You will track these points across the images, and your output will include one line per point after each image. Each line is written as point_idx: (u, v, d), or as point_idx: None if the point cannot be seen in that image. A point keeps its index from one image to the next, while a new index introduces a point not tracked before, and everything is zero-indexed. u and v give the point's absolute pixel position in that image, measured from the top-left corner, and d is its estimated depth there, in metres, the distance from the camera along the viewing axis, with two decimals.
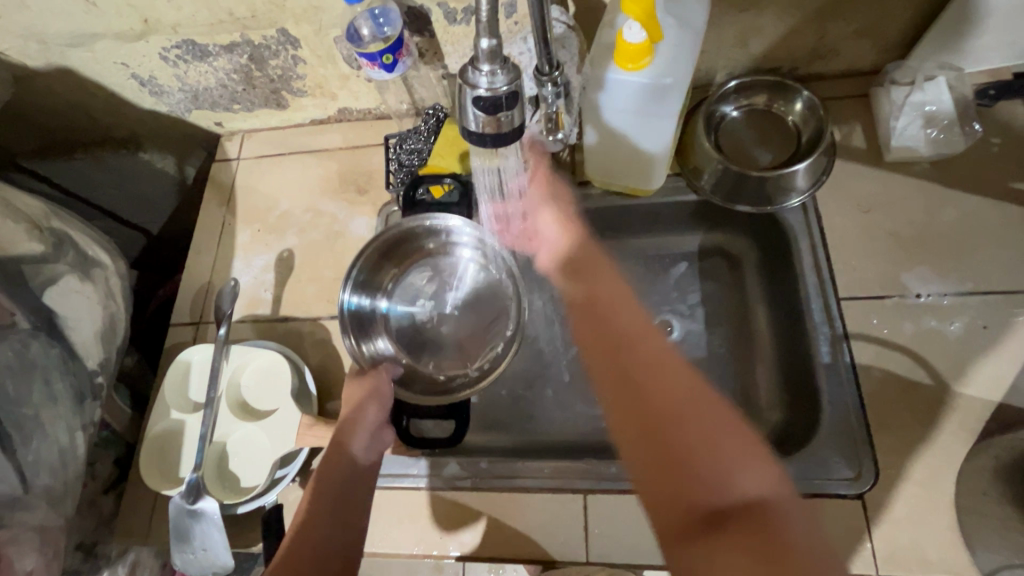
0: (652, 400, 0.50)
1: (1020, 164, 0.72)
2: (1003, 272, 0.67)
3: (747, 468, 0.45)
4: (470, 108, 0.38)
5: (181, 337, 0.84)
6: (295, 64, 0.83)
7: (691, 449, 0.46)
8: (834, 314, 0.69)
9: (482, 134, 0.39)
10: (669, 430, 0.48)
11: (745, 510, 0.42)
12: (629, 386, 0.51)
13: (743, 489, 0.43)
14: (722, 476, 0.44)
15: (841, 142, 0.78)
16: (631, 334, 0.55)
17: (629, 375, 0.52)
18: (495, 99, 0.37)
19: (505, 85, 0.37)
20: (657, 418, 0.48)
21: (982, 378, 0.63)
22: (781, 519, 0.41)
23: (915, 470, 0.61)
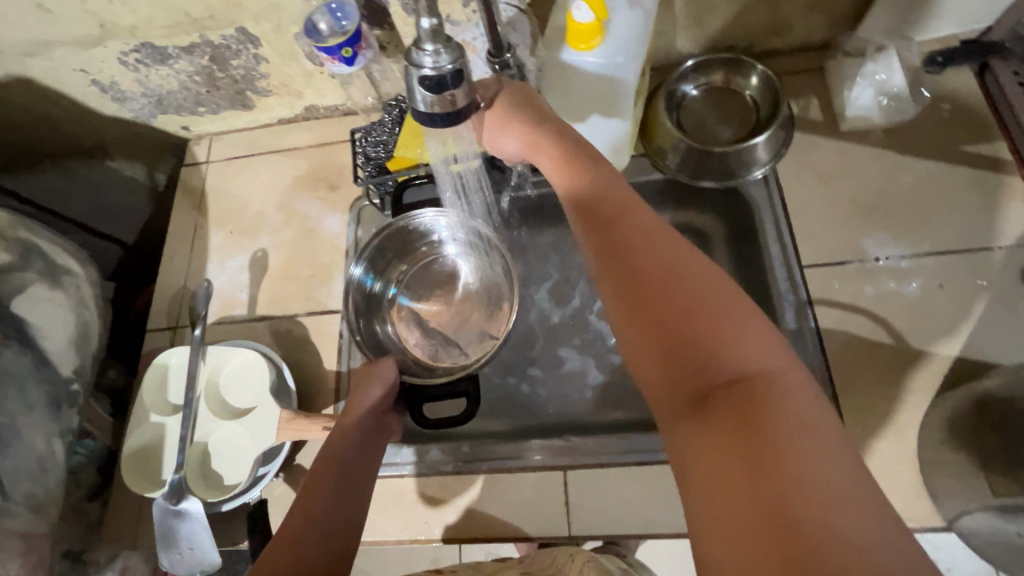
0: (645, 271, 0.40)
1: (970, 128, 0.74)
2: (956, 231, 0.70)
3: (755, 341, 0.35)
4: (416, 88, 0.39)
5: (158, 342, 0.84)
6: (258, 63, 0.83)
7: (688, 323, 0.36)
8: (798, 282, 0.71)
9: (432, 114, 0.40)
10: (659, 305, 0.38)
11: (746, 387, 0.33)
12: (619, 256, 0.41)
13: (746, 363, 0.34)
14: (719, 353, 0.35)
15: (799, 115, 0.79)
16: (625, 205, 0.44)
17: (619, 247, 0.42)
18: (439, 78, 0.38)
19: (449, 63, 0.38)
20: (648, 298, 0.38)
21: (940, 335, 0.66)
22: (793, 412, 0.32)
23: (879, 427, 0.63)
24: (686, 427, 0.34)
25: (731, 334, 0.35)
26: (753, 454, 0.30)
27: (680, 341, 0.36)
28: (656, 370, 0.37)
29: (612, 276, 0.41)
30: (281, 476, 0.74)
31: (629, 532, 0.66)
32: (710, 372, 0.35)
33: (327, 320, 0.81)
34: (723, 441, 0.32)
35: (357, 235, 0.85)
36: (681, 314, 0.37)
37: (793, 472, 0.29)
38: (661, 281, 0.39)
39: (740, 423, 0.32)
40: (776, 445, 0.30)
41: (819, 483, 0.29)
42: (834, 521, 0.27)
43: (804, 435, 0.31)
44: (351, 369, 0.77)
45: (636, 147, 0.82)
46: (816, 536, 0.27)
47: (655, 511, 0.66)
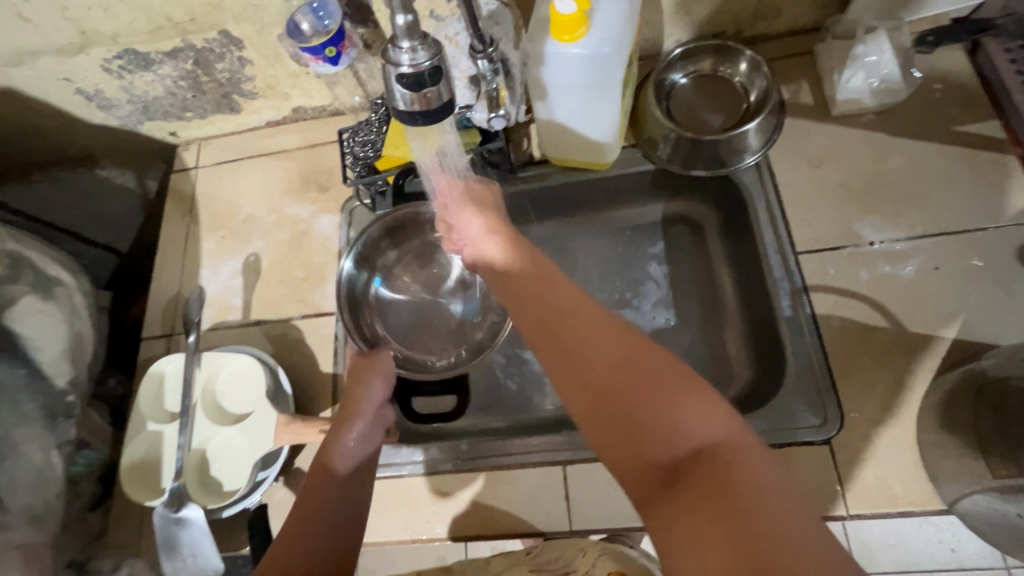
0: (595, 361, 0.42)
1: (962, 107, 0.74)
2: (951, 213, 0.69)
3: (700, 412, 0.38)
4: (395, 86, 0.38)
5: (153, 351, 0.84)
6: (242, 66, 0.82)
7: (648, 409, 0.39)
8: (793, 269, 0.70)
9: (412, 112, 0.40)
10: (615, 396, 0.40)
11: (702, 461, 0.36)
12: (569, 351, 0.43)
13: (696, 437, 0.37)
14: (673, 430, 0.38)
15: (789, 100, 0.79)
16: (564, 294, 0.47)
17: (568, 339, 0.44)
18: (418, 75, 0.38)
19: (427, 60, 0.38)
20: (603, 388, 0.41)
21: (936, 317, 0.65)
22: (753, 476, 0.35)
23: (878, 412, 0.63)
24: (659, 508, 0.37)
25: (681, 409, 0.38)
26: (726, 526, 0.33)
27: (637, 428, 0.39)
28: (623, 462, 0.39)
29: (566, 375, 0.43)
30: (280, 480, 0.74)
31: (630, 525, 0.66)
32: (669, 452, 0.38)
33: (322, 323, 0.81)
34: (693, 519, 0.34)
35: (350, 235, 0.85)
36: (635, 400, 0.39)
37: (770, 540, 0.32)
38: (611, 368, 0.41)
39: (708, 500, 0.34)
40: (746, 511, 0.33)
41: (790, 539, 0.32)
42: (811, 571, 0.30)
43: (767, 501, 0.33)
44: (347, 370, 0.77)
45: (627, 138, 0.81)
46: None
47: None
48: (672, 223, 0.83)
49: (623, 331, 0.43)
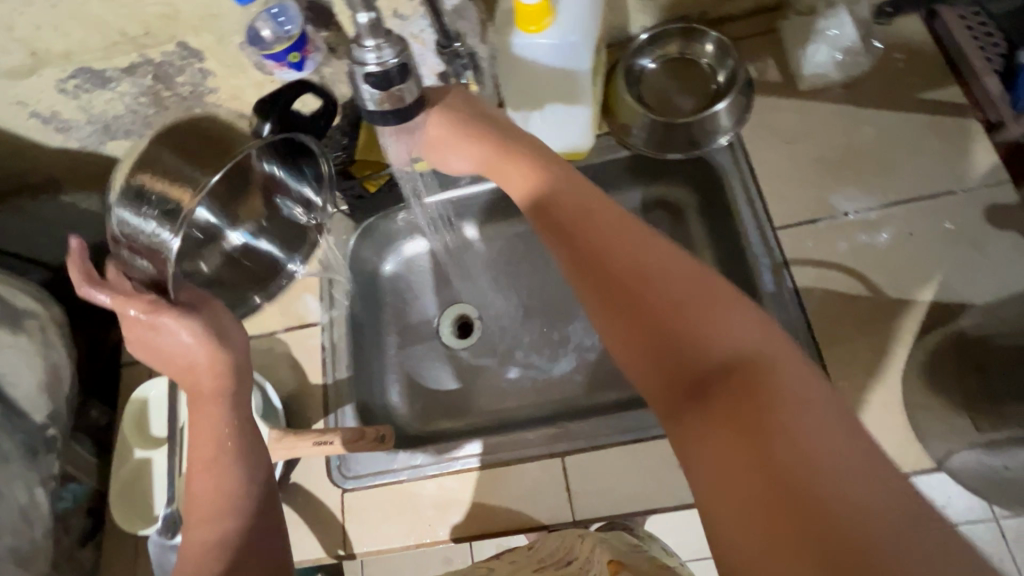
0: (633, 272, 0.44)
1: (923, 75, 0.75)
2: (921, 178, 0.71)
3: (739, 321, 0.40)
4: (363, 85, 0.38)
5: (135, 377, 0.82)
6: (204, 78, 0.80)
7: (685, 316, 0.41)
8: (772, 244, 0.71)
9: (382, 111, 0.40)
10: (651, 302, 0.43)
11: (736, 364, 0.38)
12: (605, 264, 0.46)
13: (733, 345, 0.39)
14: (708, 335, 0.40)
15: (757, 79, 0.80)
16: (602, 211, 0.49)
17: (605, 253, 0.46)
18: (385, 73, 0.37)
19: (393, 57, 0.37)
20: (643, 294, 0.43)
21: (915, 282, 0.67)
22: (787, 383, 0.36)
23: (867, 379, 0.64)
24: (687, 408, 0.39)
25: (719, 320, 0.40)
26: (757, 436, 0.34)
27: (675, 336, 0.41)
28: (662, 370, 0.41)
29: (601, 283, 0.46)
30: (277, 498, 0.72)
31: (632, 509, 0.66)
32: (708, 356, 0.40)
33: (308, 334, 0.79)
34: (721, 415, 0.37)
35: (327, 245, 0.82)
36: (672, 306, 0.42)
37: (793, 443, 0.33)
38: (651, 279, 0.44)
39: (741, 402, 0.36)
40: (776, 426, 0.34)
41: (821, 459, 0.32)
42: (828, 489, 0.31)
43: (797, 402, 0.35)
44: (337, 379, 0.76)
45: (600, 125, 0.81)
46: (813, 484, 0.32)
47: (654, 485, 0.66)
48: (652, 209, 0.84)
49: (676, 260, 0.44)
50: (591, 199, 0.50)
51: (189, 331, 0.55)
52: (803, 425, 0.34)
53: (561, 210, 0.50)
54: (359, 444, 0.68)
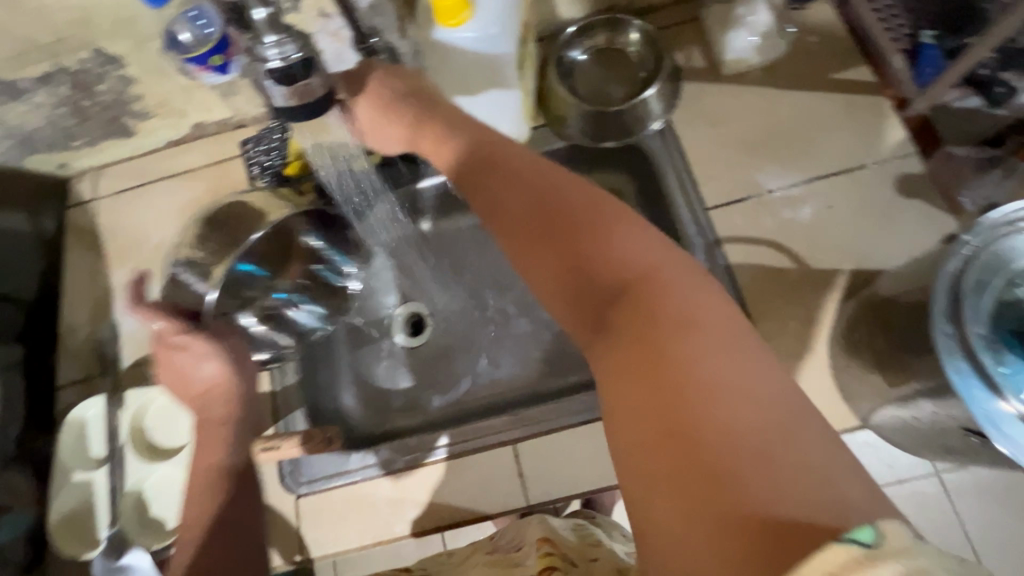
0: (539, 207, 0.43)
1: (835, 56, 0.79)
2: (838, 153, 0.75)
3: (636, 245, 0.39)
4: (267, 81, 0.42)
5: (74, 398, 0.79)
6: (127, 85, 0.77)
7: (585, 246, 0.40)
8: (705, 224, 0.74)
9: (291, 107, 0.43)
10: (556, 237, 0.42)
11: (633, 288, 0.38)
12: (512, 203, 0.45)
13: (632, 270, 0.38)
14: (610, 262, 0.39)
15: (684, 66, 0.82)
16: (511, 151, 0.48)
17: (511, 191, 0.45)
18: (287, 68, 0.41)
19: (296, 53, 0.41)
20: (549, 229, 0.42)
21: (835, 252, 0.71)
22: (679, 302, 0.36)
23: (795, 346, 0.68)
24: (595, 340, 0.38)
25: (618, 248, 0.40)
26: (657, 367, 0.34)
27: (579, 268, 0.40)
28: (575, 309, 0.40)
29: (512, 224, 0.44)
30: None
31: (582, 489, 0.69)
32: (610, 285, 0.39)
33: None
34: (621, 341, 0.36)
35: None
36: (574, 238, 0.41)
37: (680, 360, 0.33)
38: (554, 212, 0.42)
39: (636, 328, 0.36)
40: (674, 356, 0.34)
41: (702, 371, 0.32)
42: (711, 399, 0.32)
43: (685, 319, 0.35)
44: (286, 385, 0.77)
45: (536, 118, 0.83)
46: (699, 398, 0.32)
47: (605, 463, 0.68)
48: None
49: (585, 190, 0.43)
50: (508, 148, 0.49)
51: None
52: (686, 342, 0.34)
53: (474, 152, 0.49)
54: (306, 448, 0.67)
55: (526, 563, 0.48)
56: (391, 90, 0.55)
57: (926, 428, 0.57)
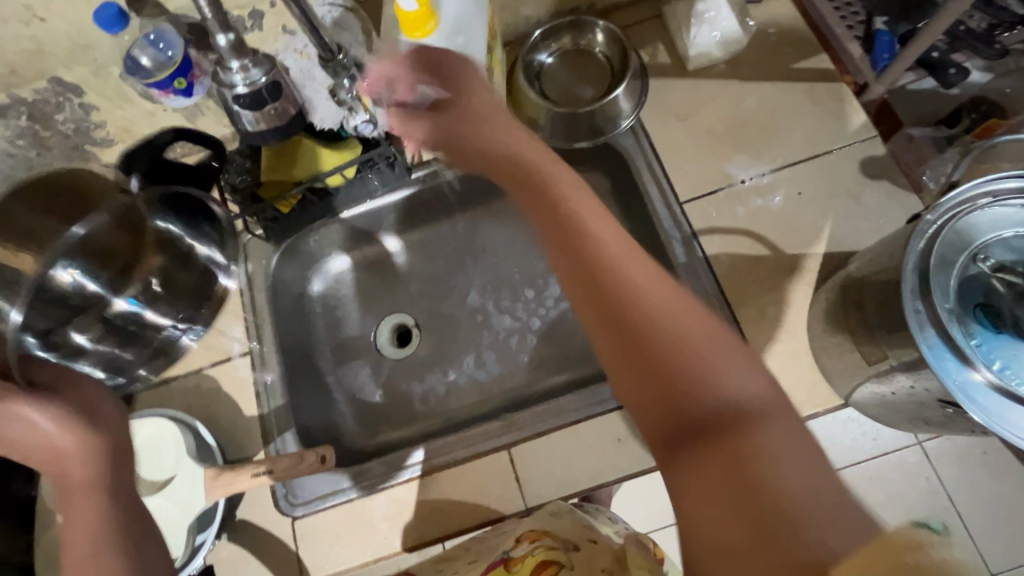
0: (643, 305, 0.41)
1: (795, 45, 0.81)
2: (803, 141, 0.77)
3: (733, 362, 0.39)
4: (235, 106, 0.50)
5: None
6: (87, 113, 0.76)
7: (683, 354, 0.39)
8: (680, 217, 0.76)
9: (263, 125, 0.52)
10: (646, 336, 0.40)
11: (723, 405, 0.37)
12: (604, 291, 0.43)
13: (726, 388, 0.38)
14: (705, 374, 0.38)
15: (649, 63, 0.84)
16: (613, 238, 0.45)
17: (608, 280, 0.43)
18: (259, 92, 0.49)
19: (263, 77, 0.48)
20: (640, 328, 0.41)
21: (808, 237, 0.72)
22: (765, 423, 0.35)
23: (775, 331, 0.69)
24: (671, 448, 0.37)
25: (712, 362, 0.39)
26: (730, 452, 0.34)
27: (667, 371, 0.39)
28: (645, 392, 0.39)
29: (598, 313, 0.43)
30: (223, 538, 0.70)
31: (576, 489, 0.68)
32: (703, 396, 0.38)
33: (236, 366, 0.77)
34: (703, 452, 0.35)
35: (247, 269, 0.80)
36: (667, 343, 0.40)
37: (767, 475, 0.33)
38: (649, 312, 0.41)
39: (722, 438, 0.35)
40: (748, 445, 0.34)
41: (782, 484, 0.32)
42: (784, 506, 0.32)
43: (773, 442, 0.34)
44: (273, 409, 0.74)
45: None
46: (782, 518, 0.31)
47: (597, 461, 0.69)
48: None
49: (684, 298, 0.42)
50: (602, 229, 0.46)
51: (49, 416, 0.49)
52: (776, 463, 0.33)
53: (560, 223, 0.46)
54: (299, 468, 0.67)
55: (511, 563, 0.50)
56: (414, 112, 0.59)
57: (904, 400, 0.59)
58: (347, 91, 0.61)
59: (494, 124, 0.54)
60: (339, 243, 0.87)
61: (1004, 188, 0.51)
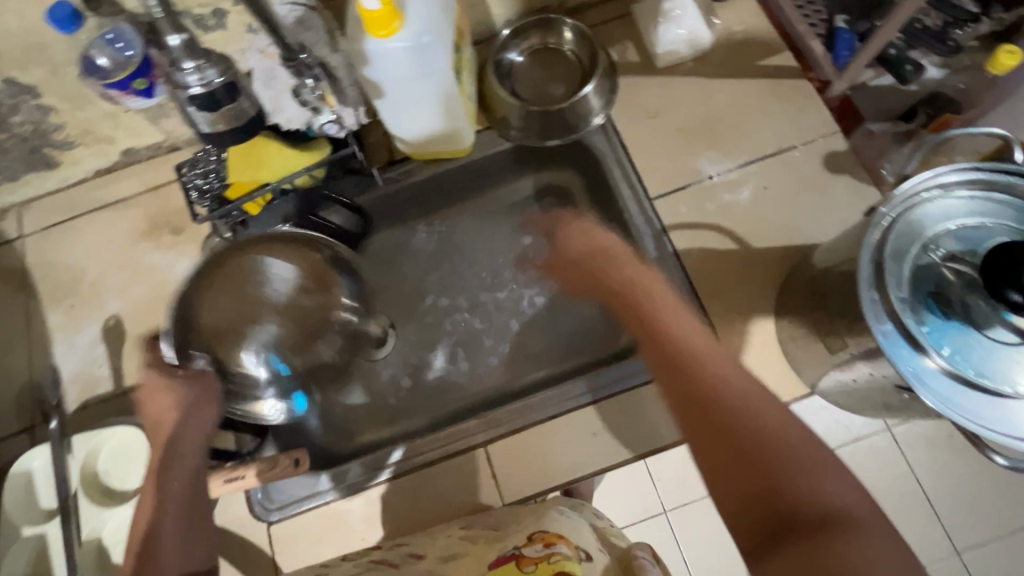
0: (731, 410, 0.47)
1: (760, 44, 0.83)
2: (769, 137, 0.78)
3: (827, 473, 0.42)
4: (190, 108, 0.55)
5: (19, 449, 0.75)
6: (45, 115, 0.73)
7: (775, 461, 0.42)
8: (651, 213, 0.77)
9: (217, 125, 0.58)
10: (735, 439, 0.44)
11: (822, 517, 0.39)
12: (694, 400, 0.49)
13: (825, 498, 0.40)
14: (804, 482, 0.41)
15: (619, 61, 0.84)
16: (707, 352, 0.53)
17: (702, 386, 0.49)
18: (211, 88, 0.53)
19: (215, 76, 0.53)
20: (732, 428, 0.45)
21: (774, 231, 0.74)
22: (864, 542, 0.37)
23: (743, 323, 0.71)
24: (765, 558, 0.39)
25: (811, 474, 0.42)
26: (813, 548, 0.38)
27: (759, 469, 0.42)
28: (733, 501, 0.43)
29: (693, 419, 0.48)
30: None
31: (553, 483, 0.69)
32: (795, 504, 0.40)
33: None
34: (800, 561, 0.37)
35: None
36: (760, 449, 0.43)
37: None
38: (744, 411, 0.46)
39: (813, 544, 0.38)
40: (836, 558, 0.37)
41: None
42: None
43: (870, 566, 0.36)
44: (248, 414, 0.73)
45: (480, 121, 0.83)
46: None
47: (574, 456, 0.70)
48: (545, 193, 0.84)
49: (780, 410, 0.46)
50: (690, 350, 0.53)
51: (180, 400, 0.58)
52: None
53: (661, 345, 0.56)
54: (273, 472, 0.66)
55: (506, 537, 0.50)
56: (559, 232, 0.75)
57: (865, 387, 0.59)
58: (310, 91, 0.62)
59: (629, 264, 0.66)
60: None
61: (949, 179, 0.53)
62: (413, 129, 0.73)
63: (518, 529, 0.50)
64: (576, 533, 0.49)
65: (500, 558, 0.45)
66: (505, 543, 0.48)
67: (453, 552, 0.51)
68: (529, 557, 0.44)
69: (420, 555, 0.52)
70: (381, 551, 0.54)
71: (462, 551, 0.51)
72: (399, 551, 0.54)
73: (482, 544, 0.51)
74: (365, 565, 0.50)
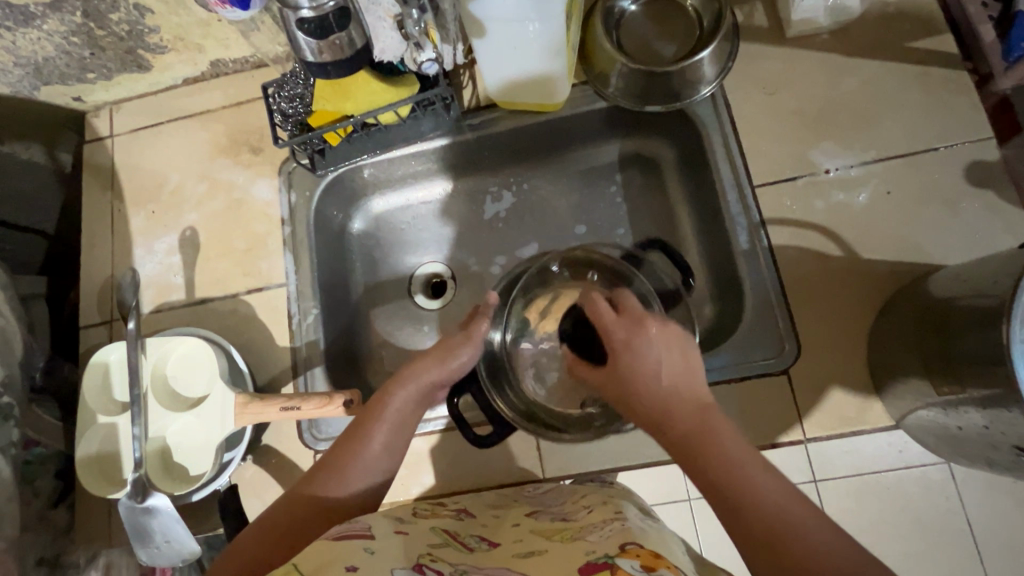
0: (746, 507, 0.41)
1: (915, 22, 0.71)
2: (904, 133, 0.68)
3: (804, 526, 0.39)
4: (299, 32, 0.53)
5: (96, 339, 0.79)
6: (142, 16, 0.73)
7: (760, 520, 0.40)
8: (750, 203, 0.70)
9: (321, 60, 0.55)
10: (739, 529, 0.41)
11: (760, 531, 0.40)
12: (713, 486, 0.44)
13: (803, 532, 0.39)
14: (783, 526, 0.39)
15: (743, 24, 0.75)
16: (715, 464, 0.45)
17: (716, 474, 0.44)
18: (320, 20, 0.52)
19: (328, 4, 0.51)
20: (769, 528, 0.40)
21: (888, 243, 0.66)
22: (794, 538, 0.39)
23: (832, 339, 0.65)
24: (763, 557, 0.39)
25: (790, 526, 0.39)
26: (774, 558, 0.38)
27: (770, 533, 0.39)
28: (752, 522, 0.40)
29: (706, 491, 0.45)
30: (249, 460, 0.72)
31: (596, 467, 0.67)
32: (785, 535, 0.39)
33: (274, 297, 0.77)
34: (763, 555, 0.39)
35: (290, 199, 0.79)
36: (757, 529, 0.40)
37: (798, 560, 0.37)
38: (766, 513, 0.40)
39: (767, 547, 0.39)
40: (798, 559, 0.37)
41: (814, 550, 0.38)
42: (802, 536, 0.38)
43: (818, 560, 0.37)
44: (306, 344, 0.74)
45: (577, 74, 0.77)
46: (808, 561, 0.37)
47: (619, 445, 0.67)
48: (628, 164, 0.84)
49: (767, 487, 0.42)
50: (705, 447, 0.46)
51: (467, 355, 0.64)
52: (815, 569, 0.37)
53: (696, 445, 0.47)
54: (325, 410, 0.65)
55: (590, 539, 0.45)
56: (842, 226, 0.67)
57: (971, 438, 0.52)
58: (414, 22, 0.62)
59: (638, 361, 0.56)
60: (383, 181, 0.84)
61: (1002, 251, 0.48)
62: (508, 80, 0.69)
63: (604, 532, 0.46)
64: (664, 548, 0.44)
65: (588, 563, 0.41)
66: (591, 547, 0.43)
67: (524, 544, 0.48)
68: (625, 570, 0.39)
69: (494, 542, 0.49)
70: (447, 524, 0.52)
71: (541, 549, 0.46)
72: (465, 530, 0.51)
73: (563, 545, 0.46)
74: (442, 538, 0.48)
